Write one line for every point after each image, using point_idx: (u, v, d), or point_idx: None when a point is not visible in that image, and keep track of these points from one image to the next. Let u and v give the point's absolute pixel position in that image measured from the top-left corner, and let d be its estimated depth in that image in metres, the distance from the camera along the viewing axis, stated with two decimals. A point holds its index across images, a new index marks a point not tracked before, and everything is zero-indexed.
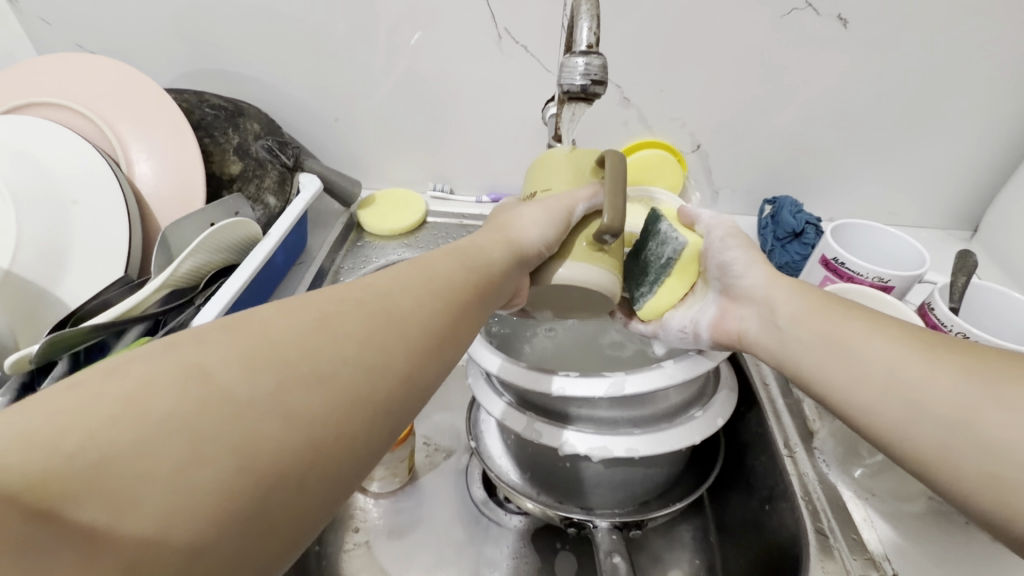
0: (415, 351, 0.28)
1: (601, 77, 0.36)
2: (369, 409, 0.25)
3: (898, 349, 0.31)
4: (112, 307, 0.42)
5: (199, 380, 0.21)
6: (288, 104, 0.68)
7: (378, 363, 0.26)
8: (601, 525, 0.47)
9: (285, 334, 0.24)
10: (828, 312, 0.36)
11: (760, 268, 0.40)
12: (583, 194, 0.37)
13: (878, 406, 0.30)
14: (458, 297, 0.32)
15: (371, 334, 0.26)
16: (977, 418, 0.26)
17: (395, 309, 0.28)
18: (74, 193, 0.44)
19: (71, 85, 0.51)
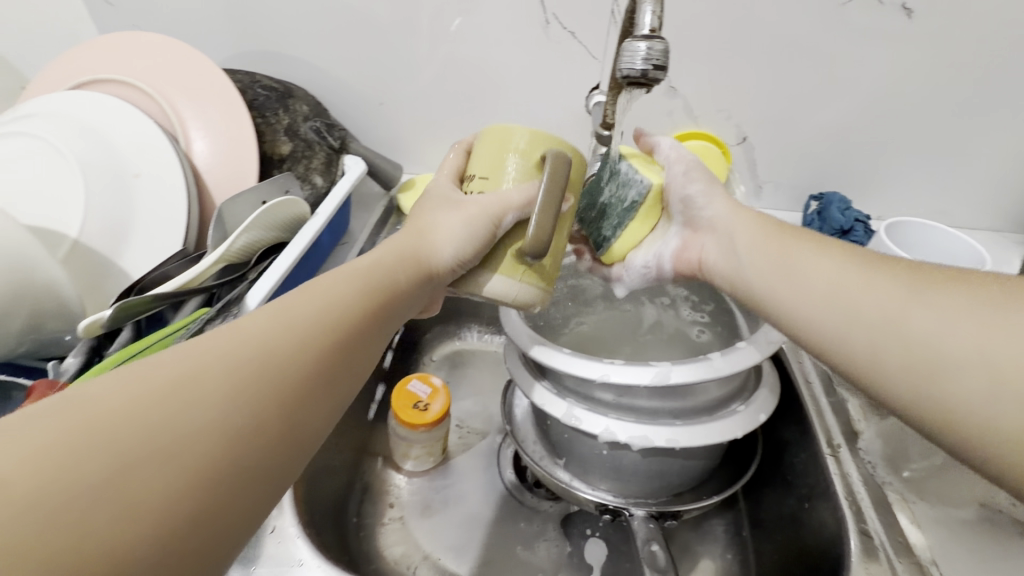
0: (303, 382, 0.27)
1: (662, 63, 0.36)
2: (257, 453, 0.24)
3: (843, 268, 0.33)
4: (173, 279, 0.43)
5: (45, 455, 0.19)
6: (335, 87, 0.69)
7: (259, 406, 0.25)
8: (637, 514, 0.47)
9: (134, 402, 0.22)
10: (778, 236, 0.37)
11: (722, 199, 0.41)
12: (514, 201, 0.35)
13: (822, 322, 0.32)
14: (349, 326, 0.31)
15: (247, 380, 0.25)
16: (909, 325, 0.28)
17: (272, 348, 0.27)
18: (137, 167, 0.46)
19: (133, 63, 0.53)
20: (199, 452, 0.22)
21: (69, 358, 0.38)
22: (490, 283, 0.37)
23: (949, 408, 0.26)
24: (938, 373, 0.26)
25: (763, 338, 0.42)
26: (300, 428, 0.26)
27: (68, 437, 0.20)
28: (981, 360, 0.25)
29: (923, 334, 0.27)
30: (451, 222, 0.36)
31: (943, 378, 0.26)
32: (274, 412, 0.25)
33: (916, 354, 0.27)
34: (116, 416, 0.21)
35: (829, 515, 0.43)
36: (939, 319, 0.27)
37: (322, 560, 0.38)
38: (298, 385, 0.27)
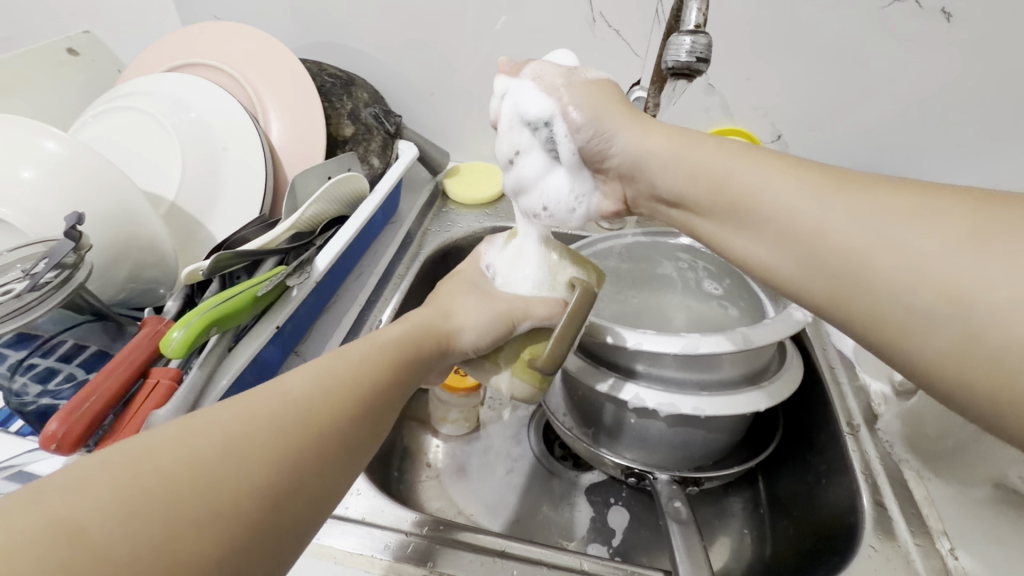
0: (335, 446, 0.28)
1: (705, 55, 0.39)
2: (291, 513, 0.26)
3: (789, 190, 0.30)
4: (252, 241, 0.48)
5: (110, 514, 0.21)
6: (391, 77, 0.74)
7: (295, 469, 0.26)
8: (661, 478, 0.51)
9: (188, 461, 0.24)
10: (709, 149, 0.35)
11: (626, 136, 0.38)
12: (536, 313, 0.41)
13: (779, 252, 0.31)
14: (377, 391, 0.32)
15: (287, 442, 0.27)
16: (863, 260, 0.27)
17: (311, 411, 0.28)
18: (225, 141, 0.51)
19: (219, 49, 0.59)
20: (241, 511, 0.24)
21: (170, 302, 0.44)
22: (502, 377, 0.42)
23: (913, 350, 0.26)
24: (901, 318, 0.26)
25: (786, 318, 0.44)
26: (329, 489, 0.28)
27: (130, 491, 0.22)
28: (945, 301, 0.24)
29: (885, 274, 0.26)
30: (474, 310, 0.41)
31: (906, 317, 0.26)
32: (308, 474, 0.27)
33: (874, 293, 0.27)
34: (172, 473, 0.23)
35: (845, 488, 0.45)
36: (899, 254, 0.26)
37: (376, 491, 0.42)
38: (330, 449, 0.28)
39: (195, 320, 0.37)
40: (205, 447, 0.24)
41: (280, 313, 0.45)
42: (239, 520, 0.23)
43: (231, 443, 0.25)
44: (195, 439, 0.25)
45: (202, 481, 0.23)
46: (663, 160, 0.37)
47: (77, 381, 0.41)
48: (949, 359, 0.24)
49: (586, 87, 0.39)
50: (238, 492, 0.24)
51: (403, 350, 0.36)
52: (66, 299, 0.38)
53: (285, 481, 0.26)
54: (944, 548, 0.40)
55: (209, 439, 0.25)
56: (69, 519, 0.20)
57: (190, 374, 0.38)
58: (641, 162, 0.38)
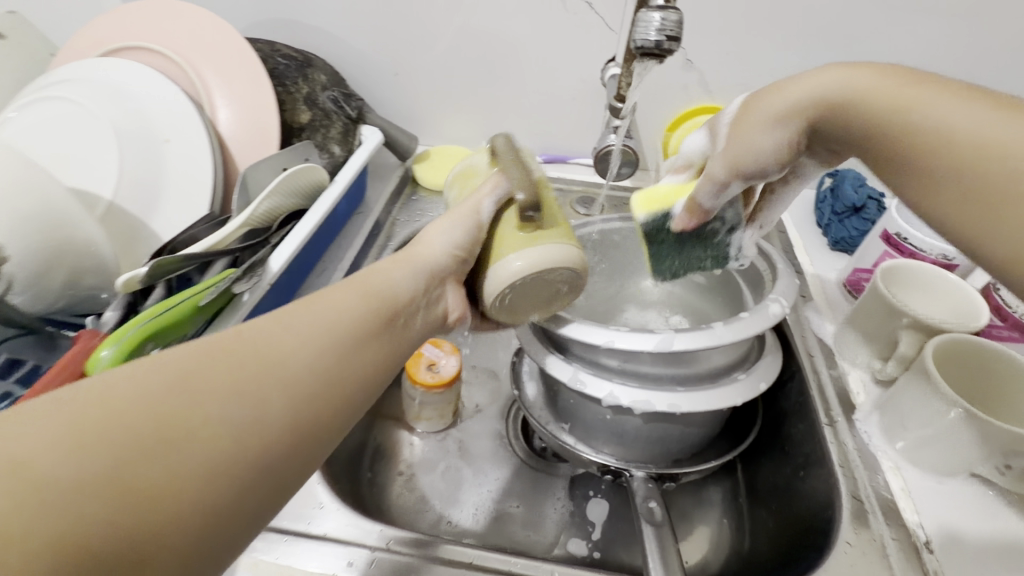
0: (303, 388, 0.28)
1: (675, 33, 0.36)
2: (256, 449, 0.25)
3: (986, 122, 0.27)
4: (200, 241, 0.45)
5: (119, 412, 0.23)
6: (352, 56, 0.69)
7: (286, 401, 0.27)
8: (638, 475, 0.49)
9: (142, 396, 0.23)
10: (888, 81, 0.31)
11: (808, 95, 0.33)
12: (486, 190, 0.39)
13: (954, 199, 0.27)
14: (349, 338, 0.31)
15: (248, 386, 0.26)
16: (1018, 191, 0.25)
17: (314, 349, 0.29)
18: (166, 133, 0.48)
19: (158, 29, 0.54)
20: (201, 445, 0.24)
21: (108, 312, 0.40)
22: (509, 264, 0.37)
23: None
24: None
25: (760, 309, 0.43)
26: (299, 431, 0.27)
27: (81, 427, 0.22)
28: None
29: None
30: (439, 226, 0.39)
31: None
32: (271, 414, 0.26)
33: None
34: (125, 407, 0.23)
35: (822, 480, 0.45)
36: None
37: (340, 504, 0.41)
38: (297, 393, 0.28)
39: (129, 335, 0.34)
40: (156, 384, 0.24)
41: (230, 319, 0.42)
42: (199, 457, 0.23)
43: (185, 379, 0.25)
44: (150, 376, 0.24)
45: (156, 418, 0.23)
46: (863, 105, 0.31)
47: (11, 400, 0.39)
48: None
49: (755, 102, 0.35)
50: (191, 428, 0.24)
51: (379, 298, 0.34)
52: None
53: (246, 421, 0.25)
54: (919, 542, 0.40)
55: (164, 375, 0.24)
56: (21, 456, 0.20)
57: None
58: (821, 122, 0.33)
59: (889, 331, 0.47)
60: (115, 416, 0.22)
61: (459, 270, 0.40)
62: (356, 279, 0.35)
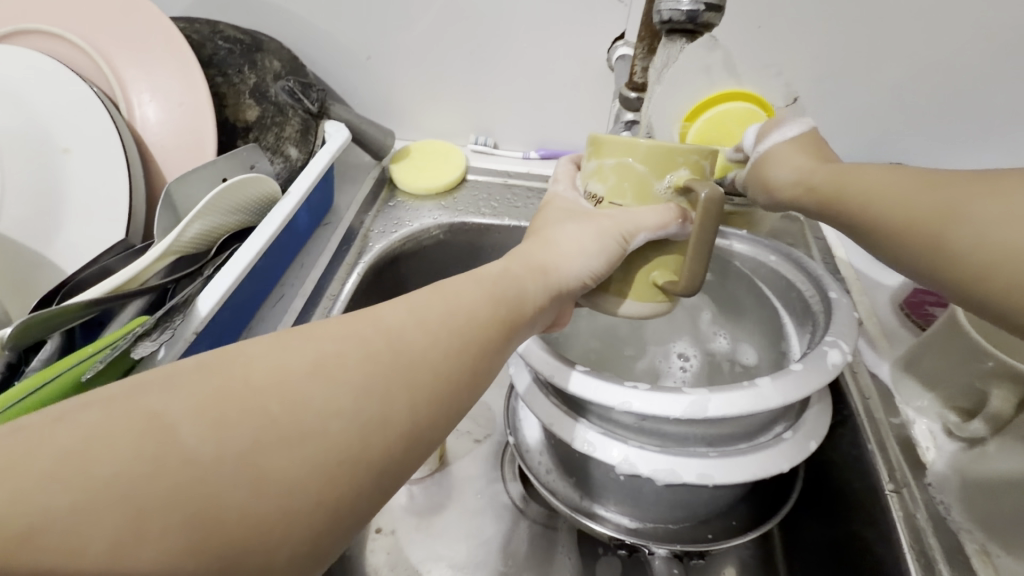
0: (417, 391, 0.22)
1: (716, 1, 0.27)
2: (375, 458, 0.20)
3: (900, 187, 0.29)
4: (109, 278, 0.36)
5: (202, 396, 0.18)
6: (314, 38, 0.59)
7: (395, 404, 0.21)
8: (659, 553, 0.41)
9: (276, 370, 0.20)
10: (829, 167, 0.33)
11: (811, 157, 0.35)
12: (649, 222, 0.28)
13: (915, 247, 0.28)
14: (484, 329, 0.25)
15: (376, 376, 0.21)
16: (959, 227, 0.25)
17: (431, 340, 0.23)
18: (65, 141, 0.38)
19: (63, 9, 0.44)
20: (318, 443, 0.19)
21: None
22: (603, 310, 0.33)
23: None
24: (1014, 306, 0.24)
25: (817, 362, 0.34)
26: (420, 440, 0.22)
27: (215, 392, 0.18)
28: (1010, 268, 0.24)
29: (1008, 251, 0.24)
30: (581, 237, 0.29)
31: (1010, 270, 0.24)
32: (397, 417, 0.21)
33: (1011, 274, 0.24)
34: (255, 377, 0.19)
35: (889, 564, 0.36)
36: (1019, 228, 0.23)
37: None
38: (426, 391, 0.22)
39: None
40: (287, 356, 0.20)
41: None
42: (316, 454, 0.19)
43: (320, 361, 0.20)
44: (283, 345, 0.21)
45: (279, 399, 0.19)
46: (823, 177, 0.33)
47: None
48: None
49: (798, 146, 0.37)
50: (309, 418, 0.19)
51: (507, 282, 0.27)
52: None
53: (367, 424, 0.20)
54: None
55: (296, 347, 0.21)
56: (151, 406, 0.17)
57: None
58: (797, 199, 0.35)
59: (971, 377, 0.38)
60: (246, 387, 0.19)
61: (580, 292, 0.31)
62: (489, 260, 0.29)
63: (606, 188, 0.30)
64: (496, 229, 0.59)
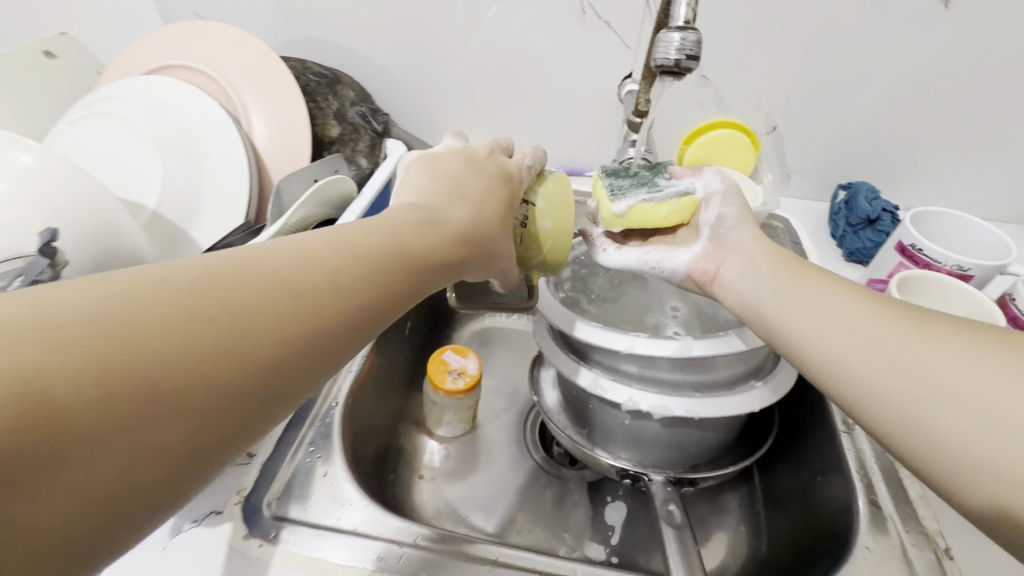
0: (319, 314, 0.25)
1: (694, 53, 0.38)
2: (235, 413, 0.22)
3: (849, 312, 0.32)
4: (238, 249, 0.47)
5: (108, 316, 0.20)
6: (379, 74, 0.72)
7: (298, 326, 0.25)
8: (656, 479, 0.50)
9: (186, 292, 0.22)
10: (802, 279, 0.35)
11: (752, 228, 0.41)
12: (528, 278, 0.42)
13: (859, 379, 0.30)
14: (374, 307, 0.28)
15: (259, 341, 0.23)
16: (921, 383, 0.27)
17: (337, 274, 0.27)
18: (205, 147, 0.50)
19: (201, 49, 0.57)
20: (184, 394, 0.21)
21: None
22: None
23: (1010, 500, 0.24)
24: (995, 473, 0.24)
25: None
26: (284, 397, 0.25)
27: (120, 315, 0.20)
28: (988, 430, 0.24)
29: (897, 387, 0.28)
30: (502, 250, 0.38)
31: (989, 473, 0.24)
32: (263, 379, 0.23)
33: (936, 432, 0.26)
34: (140, 327, 0.20)
35: (841, 488, 0.45)
36: (938, 382, 0.27)
37: (369, 501, 0.42)
38: (303, 356, 0.25)
39: None
40: (173, 310, 0.21)
41: None
42: (219, 365, 0.22)
43: (209, 315, 0.22)
44: (170, 297, 0.22)
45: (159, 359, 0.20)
46: (795, 294, 0.35)
47: None
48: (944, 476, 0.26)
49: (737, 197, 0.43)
50: (181, 375, 0.21)
51: (410, 262, 0.31)
52: None
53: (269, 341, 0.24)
54: (940, 549, 0.39)
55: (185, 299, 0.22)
56: (67, 321, 0.19)
57: None
58: (847, 321, 0.31)
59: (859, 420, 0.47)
60: (127, 337, 0.20)
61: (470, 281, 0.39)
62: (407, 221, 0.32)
63: (540, 224, 0.41)
64: None
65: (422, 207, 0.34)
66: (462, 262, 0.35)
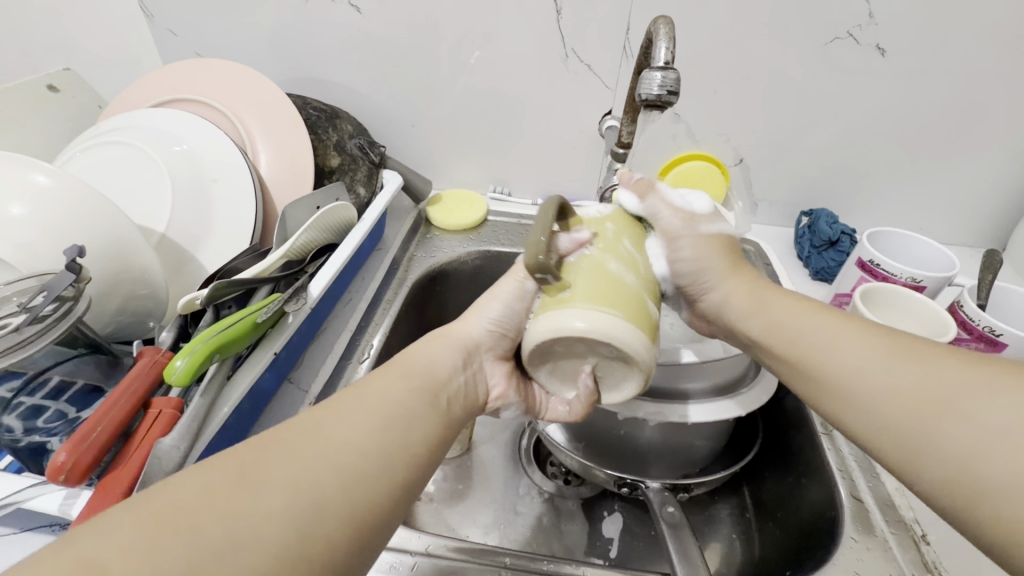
0: (376, 421, 0.29)
1: (674, 88, 0.43)
2: (325, 545, 0.24)
3: (835, 334, 0.36)
4: (245, 271, 0.48)
5: (203, 490, 0.23)
6: (374, 110, 0.76)
7: (364, 436, 0.28)
8: (653, 486, 0.51)
9: (257, 450, 0.25)
10: (785, 306, 0.39)
11: (728, 283, 0.42)
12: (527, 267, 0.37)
13: (863, 416, 0.32)
14: (397, 410, 0.30)
15: (310, 464, 0.25)
16: (935, 401, 0.30)
17: (374, 391, 0.31)
18: (214, 174, 0.52)
19: (209, 85, 0.60)
20: (266, 530, 0.22)
21: (164, 333, 0.43)
22: (566, 320, 0.31)
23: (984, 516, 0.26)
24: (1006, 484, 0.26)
25: None
26: (368, 522, 0.26)
27: (215, 485, 0.23)
28: (989, 446, 0.27)
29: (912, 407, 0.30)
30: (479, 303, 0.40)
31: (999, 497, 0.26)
32: (338, 506, 0.25)
33: (952, 451, 0.28)
34: (198, 504, 0.22)
35: (823, 485, 0.48)
36: (952, 404, 0.29)
37: None
38: (357, 459, 0.27)
39: (199, 347, 0.36)
40: (224, 483, 0.23)
41: (278, 339, 0.45)
42: (314, 493, 0.24)
43: (251, 468, 0.24)
44: (217, 468, 0.24)
45: (260, 507, 0.23)
46: (780, 330, 0.38)
47: (69, 418, 0.39)
48: (956, 494, 0.28)
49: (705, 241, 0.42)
50: (255, 532, 0.22)
51: (425, 375, 0.34)
52: (65, 333, 0.36)
53: (347, 456, 0.26)
54: (916, 535, 0.43)
55: (233, 468, 0.24)
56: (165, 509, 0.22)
57: (193, 403, 0.36)
58: (836, 343, 0.35)
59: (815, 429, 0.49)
60: (196, 506, 0.22)
61: (498, 348, 0.39)
62: (418, 345, 0.37)
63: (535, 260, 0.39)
64: (514, 256, 0.74)
65: (416, 343, 0.37)
66: (474, 345, 0.38)
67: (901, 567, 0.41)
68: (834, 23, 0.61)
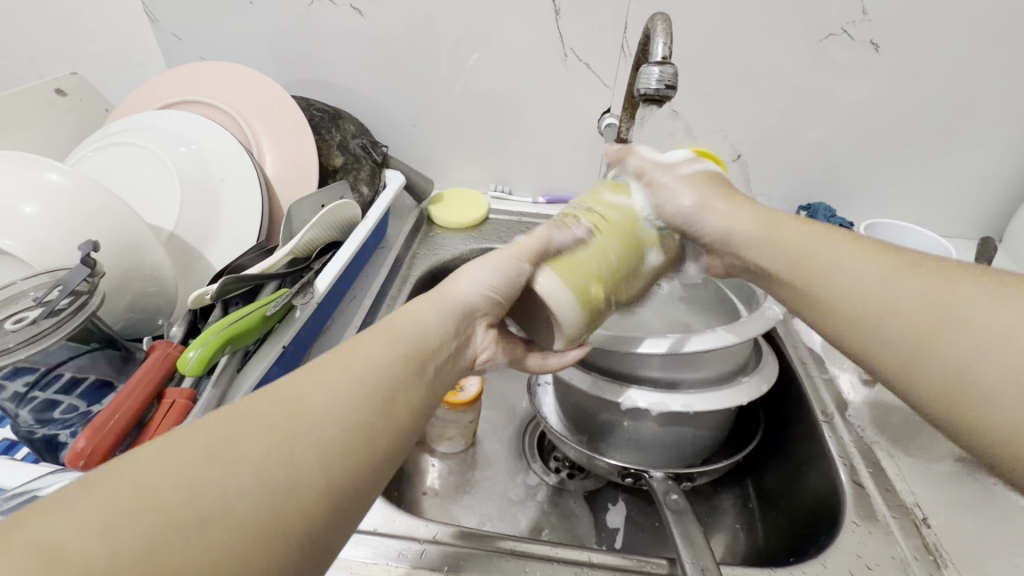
0: (361, 384, 0.27)
1: (672, 83, 0.44)
2: (305, 511, 0.23)
3: (845, 251, 0.35)
4: (252, 267, 0.48)
5: (180, 460, 0.22)
6: (376, 111, 0.77)
7: (348, 401, 0.26)
8: (657, 475, 0.52)
9: (232, 418, 0.24)
10: (793, 233, 0.38)
11: (713, 212, 0.43)
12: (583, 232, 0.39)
13: (859, 331, 0.33)
14: (389, 372, 0.29)
15: (282, 433, 0.24)
16: (934, 308, 0.30)
17: (361, 354, 0.29)
18: (221, 172, 0.53)
19: (214, 86, 0.61)
20: (241, 501, 0.21)
21: (174, 328, 0.44)
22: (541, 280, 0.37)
23: (979, 416, 0.26)
24: (1002, 382, 0.26)
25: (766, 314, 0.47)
26: (346, 497, 0.25)
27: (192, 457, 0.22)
28: (982, 348, 0.27)
29: (909, 315, 0.30)
30: (482, 266, 0.39)
31: (986, 394, 0.26)
32: (313, 475, 0.24)
33: (948, 358, 0.28)
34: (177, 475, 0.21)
35: (825, 473, 0.49)
36: (949, 312, 0.29)
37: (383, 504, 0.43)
38: (340, 423, 0.26)
39: (211, 339, 0.37)
40: (201, 453, 0.22)
41: (286, 333, 0.45)
42: (286, 459, 0.23)
43: (224, 437, 0.23)
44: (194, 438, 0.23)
45: (232, 477, 0.22)
46: (789, 256, 0.38)
47: (82, 413, 0.39)
48: (951, 396, 0.28)
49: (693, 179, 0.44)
50: (225, 518, 0.21)
51: (417, 338, 0.32)
52: (82, 325, 0.36)
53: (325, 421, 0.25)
54: (917, 518, 0.44)
55: (205, 442, 0.22)
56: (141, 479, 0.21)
57: (204, 394, 0.37)
58: (840, 261, 0.35)
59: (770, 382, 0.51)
60: (169, 479, 0.21)
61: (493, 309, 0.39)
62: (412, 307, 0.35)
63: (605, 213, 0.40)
64: None
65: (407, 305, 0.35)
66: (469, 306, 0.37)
67: (902, 550, 0.41)
68: (828, 20, 0.63)
